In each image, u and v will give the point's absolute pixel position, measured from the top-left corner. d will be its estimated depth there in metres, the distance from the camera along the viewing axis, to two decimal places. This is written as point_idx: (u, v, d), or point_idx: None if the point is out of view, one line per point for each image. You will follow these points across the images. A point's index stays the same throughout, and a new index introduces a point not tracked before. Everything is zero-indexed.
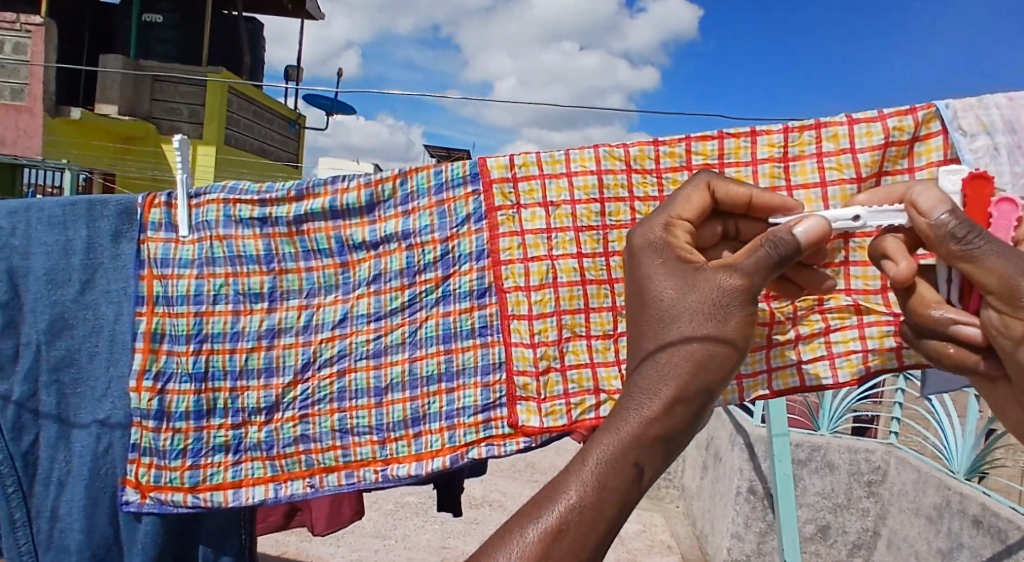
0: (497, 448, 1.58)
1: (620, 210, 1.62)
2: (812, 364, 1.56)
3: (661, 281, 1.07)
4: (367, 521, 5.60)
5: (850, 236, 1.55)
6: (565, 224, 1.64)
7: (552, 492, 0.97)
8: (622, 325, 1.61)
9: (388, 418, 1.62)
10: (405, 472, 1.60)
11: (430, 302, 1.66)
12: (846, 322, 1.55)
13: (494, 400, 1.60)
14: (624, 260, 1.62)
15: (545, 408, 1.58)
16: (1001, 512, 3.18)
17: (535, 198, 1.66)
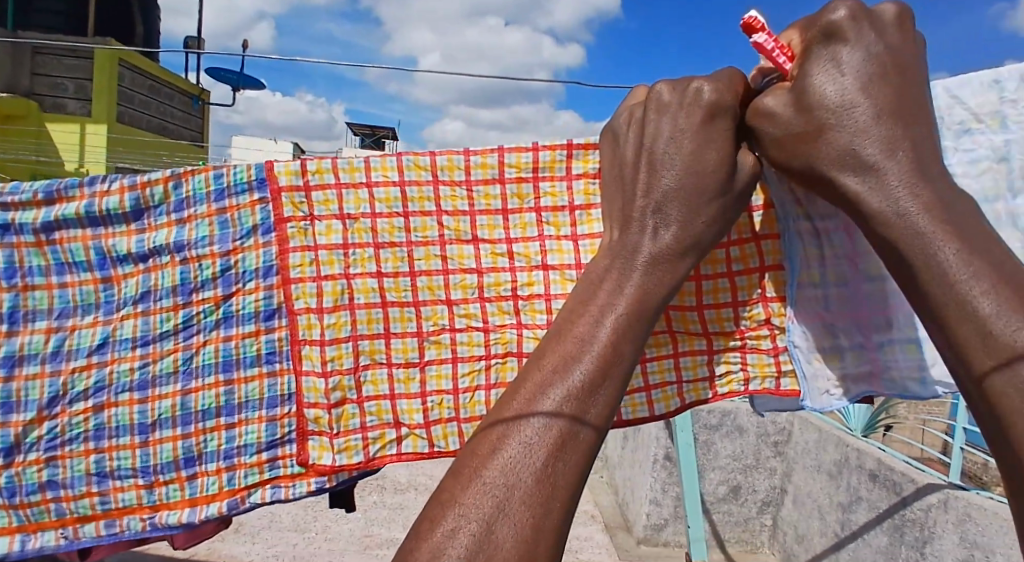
0: (284, 491, 1.36)
1: (427, 224, 1.40)
2: (628, 396, 1.39)
3: (692, 154, 1.11)
4: (284, 514, 5.32)
5: None
6: (364, 240, 1.39)
7: (598, 319, 0.98)
8: (429, 351, 1.38)
9: (156, 459, 1.38)
10: (176, 520, 1.37)
11: (208, 325, 1.38)
12: (660, 353, 1.41)
13: (282, 435, 1.37)
14: (432, 280, 1.39)
15: (339, 444, 1.35)
16: (894, 467, 3.40)
17: (331, 210, 1.39)
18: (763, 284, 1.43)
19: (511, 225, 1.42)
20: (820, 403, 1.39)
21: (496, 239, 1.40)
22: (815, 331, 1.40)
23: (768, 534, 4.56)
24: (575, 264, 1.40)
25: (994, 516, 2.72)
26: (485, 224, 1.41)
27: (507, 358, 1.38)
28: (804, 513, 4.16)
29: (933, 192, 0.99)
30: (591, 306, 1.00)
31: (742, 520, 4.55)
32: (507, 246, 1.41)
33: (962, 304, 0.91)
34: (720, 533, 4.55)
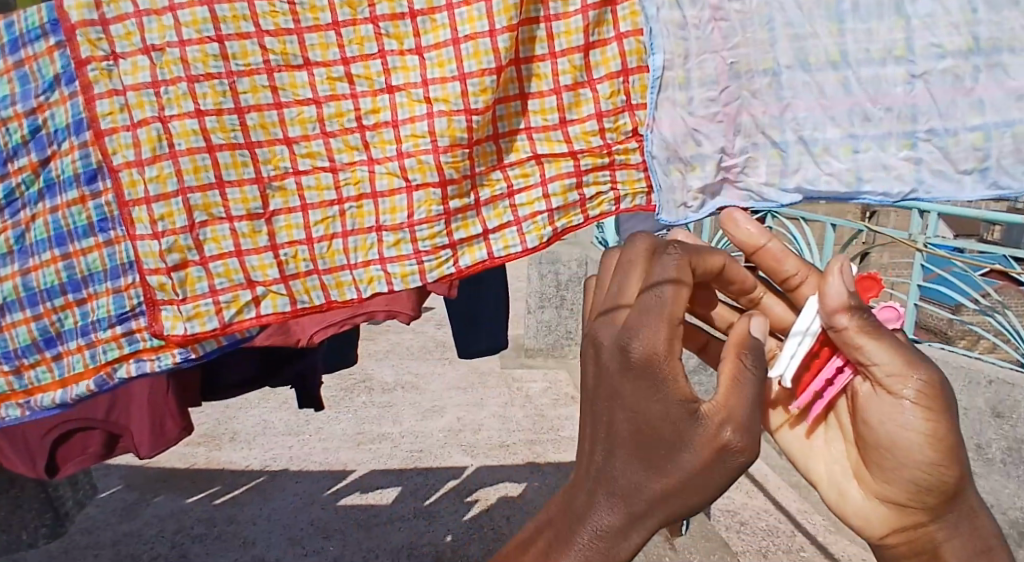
0: (149, 365, 1.32)
1: (247, 49, 1.25)
2: (499, 232, 1.33)
3: (658, 425, 0.90)
4: (278, 421, 5.46)
5: (466, 74, 1.26)
6: (176, 75, 1.24)
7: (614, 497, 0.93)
8: (274, 201, 1.29)
9: (14, 343, 1.34)
10: (50, 401, 1.36)
11: (31, 198, 1.31)
12: (528, 180, 1.32)
13: (132, 307, 1.31)
14: (264, 118, 1.27)
15: (188, 311, 1.26)
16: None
17: (134, 43, 1.23)
18: (628, 91, 1.27)
19: (347, 41, 1.28)
20: (676, 217, 1.28)
21: (331, 61, 1.27)
22: (676, 138, 1.25)
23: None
24: (421, 84, 1.29)
25: (945, 363, 2.95)
26: (317, 43, 1.27)
27: (362, 202, 1.31)
28: None
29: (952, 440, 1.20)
30: (604, 484, 0.94)
31: None
32: (344, 68, 1.28)
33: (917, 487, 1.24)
34: None
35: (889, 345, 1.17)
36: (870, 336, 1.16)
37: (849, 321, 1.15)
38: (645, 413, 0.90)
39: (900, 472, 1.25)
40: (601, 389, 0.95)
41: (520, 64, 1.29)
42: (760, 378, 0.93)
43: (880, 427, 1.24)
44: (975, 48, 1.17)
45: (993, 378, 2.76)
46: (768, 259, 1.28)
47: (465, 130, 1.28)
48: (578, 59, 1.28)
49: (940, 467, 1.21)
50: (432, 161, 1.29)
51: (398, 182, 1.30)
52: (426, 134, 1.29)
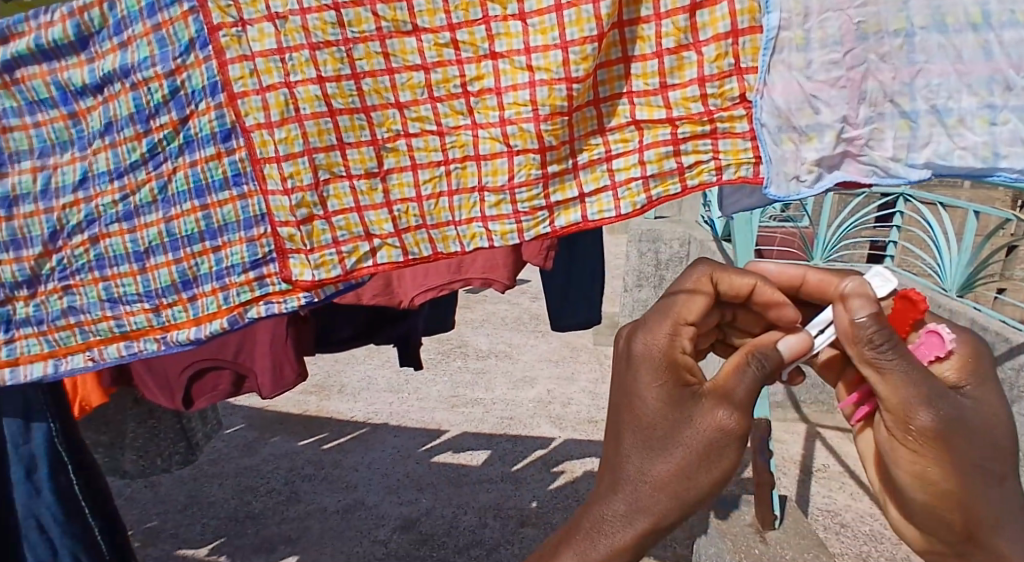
0: (276, 306, 1.43)
1: (361, 17, 1.29)
2: (594, 196, 1.32)
3: (659, 419, 1.20)
4: (380, 378, 5.74)
5: (568, 42, 1.25)
6: (298, 42, 1.30)
7: (633, 485, 1.22)
8: (388, 161, 1.36)
9: (156, 283, 1.50)
10: (186, 337, 1.51)
11: (172, 152, 1.43)
12: (627, 147, 1.28)
13: (263, 255, 1.43)
14: (378, 83, 1.32)
15: (316, 260, 1.38)
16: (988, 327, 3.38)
17: (260, 10, 1.30)
18: (737, 54, 1.19)
19: (452, 7, 1.29)
20: (786, 191, 1.22)
21: (438, 27, 1.29)
22: (791, 105, 1.18)
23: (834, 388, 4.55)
24: (523, 49, 1.28)
25: None
26: (425, 8, 1.29)
27: (466, 163, 1.34)
28: None
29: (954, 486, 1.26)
30: (625, 475, 1.23)
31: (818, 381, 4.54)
32: (450, 34, 1.30)
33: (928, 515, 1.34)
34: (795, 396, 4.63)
35: (896, 381, 1.18)
36: (873, 371, 1.20)
37: (856, 351, 1.21)
38: (648, 409, 1.21)
39: (903, 493, 1.36)
40: (617, 397, 1.27)
41: (623, 26, 1.24)
42: (763, 372, 1.20)
43: (893, 463, 1.32)
44: None
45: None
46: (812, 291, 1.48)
47: (565, 98, 1.27)
48: (683, 21, 1.21)
49: (938, 506, 1.30)
50: (532, 128, 1.29)
51: (499, 147, 1.32)
52: (527, 102, 1.29)
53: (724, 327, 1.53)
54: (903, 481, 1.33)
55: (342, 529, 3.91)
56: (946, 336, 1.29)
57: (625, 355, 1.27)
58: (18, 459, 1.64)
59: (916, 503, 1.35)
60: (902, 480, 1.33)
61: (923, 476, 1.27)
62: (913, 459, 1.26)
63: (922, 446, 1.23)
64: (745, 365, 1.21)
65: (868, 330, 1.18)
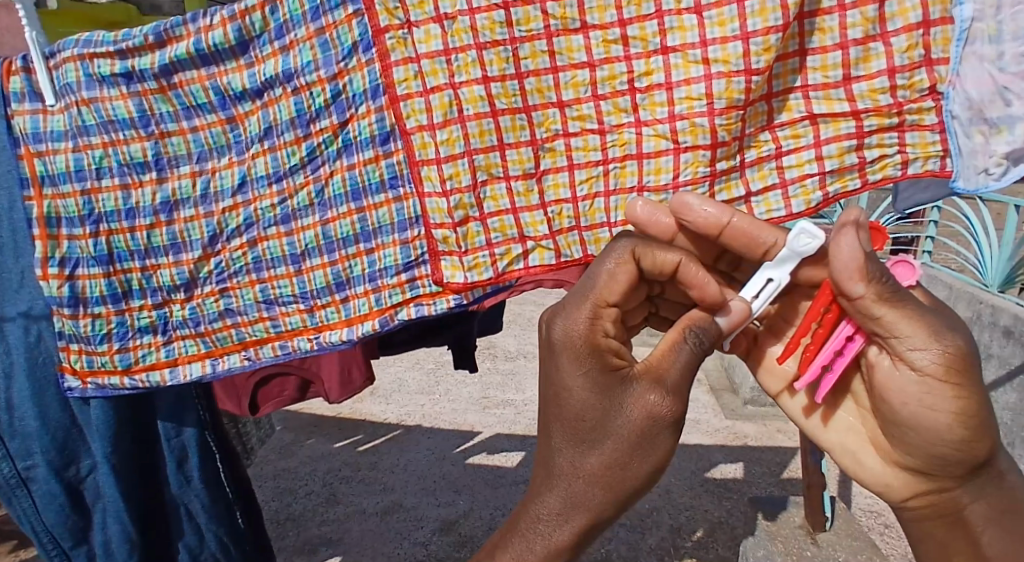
0: (427, 308, 1.41)
1: (530, 15, 1.26)
2: (762, 195, 1.29)
3: (588, 410, 1.09)
4: (411, 379, 5.58)
5: (749, 33, 1.20)
6: (465, 43, 1.28)
7: (564, 484, 1.12)
8: (545, 162, 1.32)
9: (311, 285, 1.52)
10: (338, 338, 1.50)
11: (331, 155, 1.43)
12: (800, 143, 1.26)
13: (416, 257, 1.41)
14: (541, 82, 1.29)
15: (469, 262, 1.35)
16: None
17: (428, 12, 1.29)
18: (928, 45, 1.17)
19: (624, 3, 1.25)
20: (974, 185, 1.18)
21: (608, 23, 1.25)
22: (982, 97, 1.14)
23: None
24: (698, 43, 1.23)
25: None
26: (595, 6, 1.25)
27: (626, 162, 1.30)
28: None
29: (988, 414, 1.16)
30: (555, 473, 1.13)
31: None
32: (620, 30, 1.25)
33: (957, 463, 1.21)
34: None
35: (911, 315, 1.09)
36: (891, 304, 1.08)
37: (867, 290, 1.07)
38: (579, 401, 1.10)
39: (924, 443, 1.21)
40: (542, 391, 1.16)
41: (803, 17, 1.21)
42: (701, 349, 1.09)
43: (923, 412, 1.17)
44: None
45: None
46: (738, 239, 1.18)
47: (743, 91, 1.22)
48: (872, 11, 1.19)
49: (973, 444, 1.18)
50: (705, 123, 1.24)
51: (665, 144, 1.27)
52: (702, 96, 1.24)
53: (654, 299, 1.36)
54: (931, 429, 1.18)
55: (383, 531, 3.84)
56: (915, 264, 1.18)
57: (546, 347, 1.14)
58: (170, 451, 1.80)
59: (938, 452, 1.20)
60: (929, 429, 1.18)
61: (967, 413, 1.14)
62: (954, 394, 1.13)
63: (958, 375, 1.12)
64: (682, 343, 1.09)
65: (877, 263, 1.06)
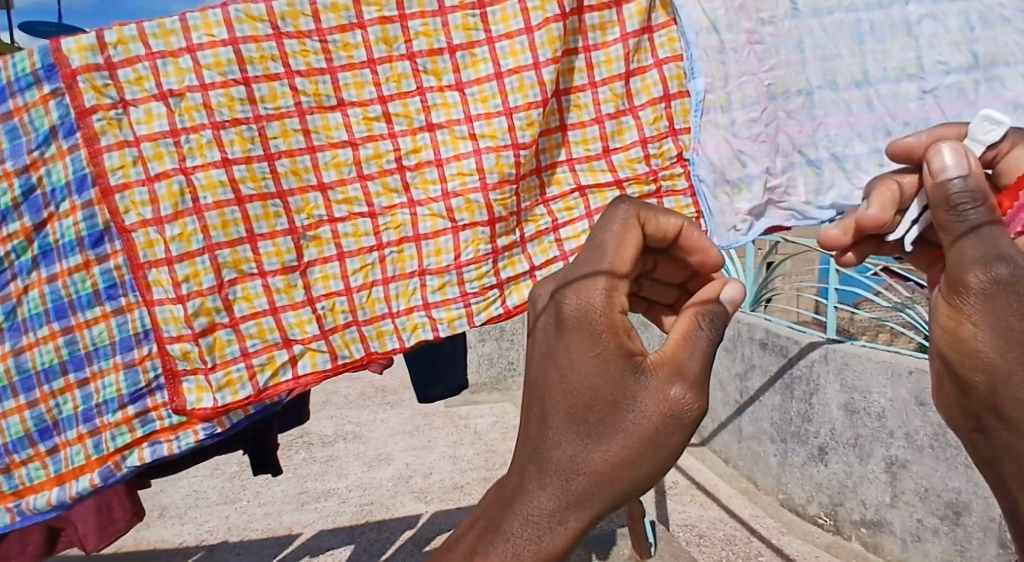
0: (166, 447, 1.16)
1: (276, 92, 1.12)
2: (546, 268, 1.26)
3: (598, 395, 0.79)
4: (211, 489, 4.35)
5: (511, 108, 1.17)
6: (198, 122, 1.10)
7: (560, 479, 0.80)
8: (308, 252, 1.17)
9: (5, 437, 1.18)
10: (46, 501, 1.19)
11: (23, 267, 1.15)
12: (573, 215, 1.26)
13: (148, 384, 1.17)
14: (296, 164, 1.14)
15: (219, 380, 1.13)
16: (781, 331, 3.24)
17: (148, 89, 1.09)
18: (671, 116, 1.25)
19: (383, 80, 1.15)
20: (727, 241, 1.26)
21: (368, 100, 1.14)
22: (723, 160, 1.25)
23: None
24: (464, 119, 1.18)
25: (869, 359, 2.72)
26: (351, 82, 1.14)
27: (403, 246, 1.19)
28: None
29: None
30: (546, 466, 0.81)
31: None
32: (381, 106, 1.15)
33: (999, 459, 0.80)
34: None
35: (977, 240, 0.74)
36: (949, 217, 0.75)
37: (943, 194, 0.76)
38: (578, 378, 0.80)
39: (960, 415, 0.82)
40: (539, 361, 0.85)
41: (559, 95, 1.24)
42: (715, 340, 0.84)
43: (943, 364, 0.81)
44: (974, 64, 1.24)
45: (914, 366, 2.56)
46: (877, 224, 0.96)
47: (513, 165, 1.18)
48: (619, 87, 1.24)
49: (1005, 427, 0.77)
50: (480, 199, 1.19)
51: (443, 223, 1.19)
52: (473, 171, 1.18)
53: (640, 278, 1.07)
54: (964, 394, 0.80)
55: None
56: None
57: (540, 318, 0.86)
58: None
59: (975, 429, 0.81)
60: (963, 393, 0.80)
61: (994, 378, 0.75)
62: (982, 347, 0.75)
63: (988, 322, 0.74)
64: (697, 331, 0.83)
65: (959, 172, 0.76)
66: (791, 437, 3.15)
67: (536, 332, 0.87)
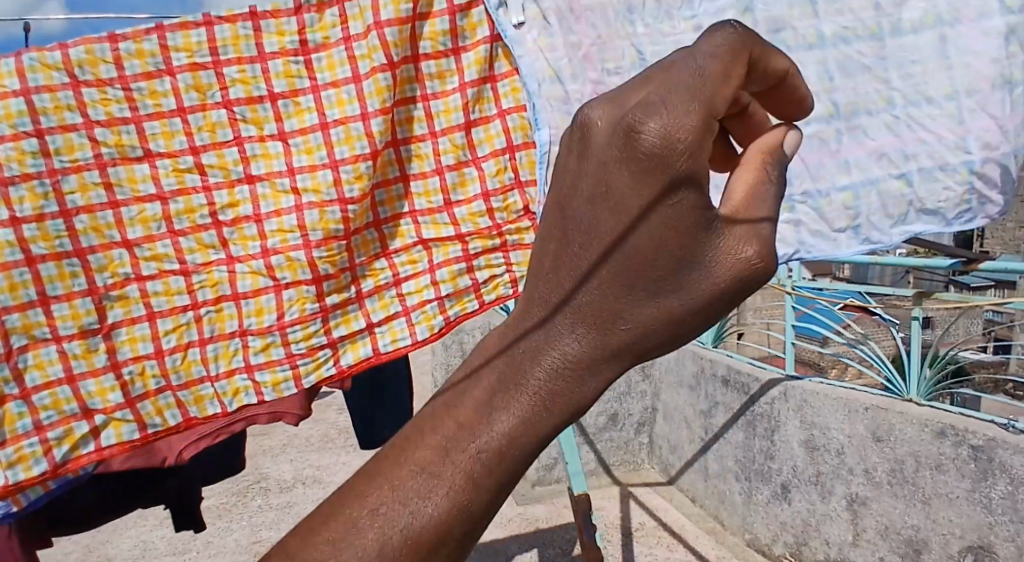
0: None
1: (72, 142, 1.02)
2: (387, 323, 1.17)
3: (657, 246, 0.53)
4: (160, 538, 4.09)
5: (338, 161, 1.11)
6: None
7: (574, 355, 0.55)
8: (113, 312, 1.05)
9: None
10: None
11: None
12: (417, 269, 1.19)
13: None
14: (96, 219, 1.04)
15: (9, 455, 0.98)
16: (741, 368, 3.59)
17: None
18: (516, 168, 1.19)
19: (195, 128, 1.07)
20: None
21: (177, 151, 1.07)
22: None
23: (647, 451, 4.55)
24: (286, 171, 1.11)
25: (825, 397, 2.99)
26: (159, 131, 1.06)
27: (221, 305, 1.10)
28: (673, 428, 4.26)
29: None
30: (557, 334, 0.55)
31: (622, 444, 4.49)
32: (191, 157, 1.07)
33: None
34: (605, 460, 4.47)
35: None
36: None
37: None
38: (625, 210, 0.52)
39: None
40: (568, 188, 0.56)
41: (398, 144, 1.16)
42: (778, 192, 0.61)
43: None
44: (835, 113, 1.29)
45: (868, 404, 2.78)
46: None
47: (340, 221, 1.12)
48: (460, 138, 1.18)
49: None
50: (302, 257, 1.11)
51: (263, 281, 1.11)
52: (295, 228, 1.11)
53: None
54: None
55: None
56: None
57: (593, 120, 0.54)
58: None
59: None
60: None
61: None
62: None
63: None
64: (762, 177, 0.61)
65: None
66: (755, 474, 3.45)
67: (568, 144, 0.56)
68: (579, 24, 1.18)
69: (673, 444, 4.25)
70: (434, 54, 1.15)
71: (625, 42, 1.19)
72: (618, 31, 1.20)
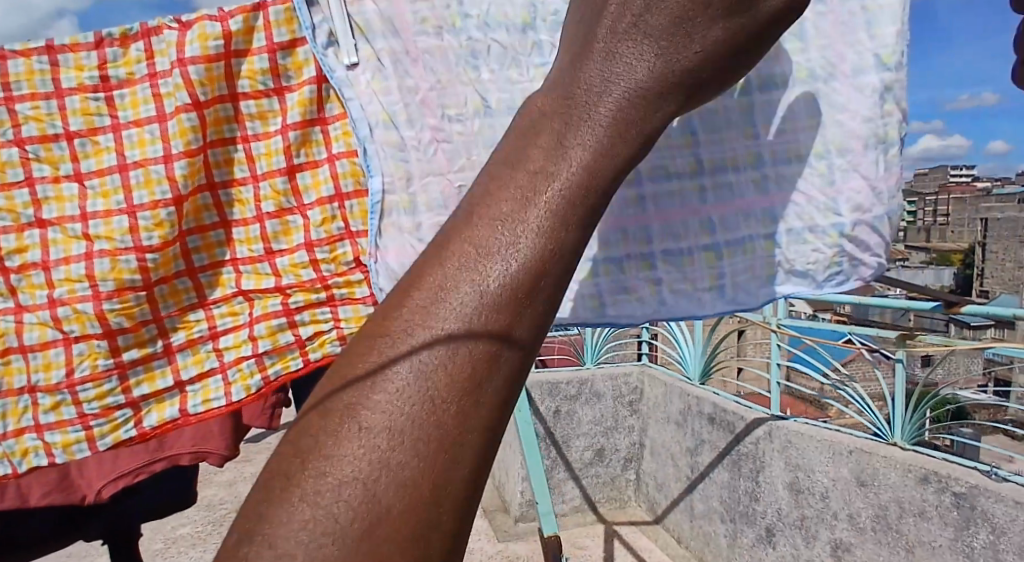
0: None
1: None
2: (201, 383, 1.16)
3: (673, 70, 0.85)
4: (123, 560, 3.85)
5: (135, 207, 1.12)
6: None
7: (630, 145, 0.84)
8: None
9: None
10: None
11: None
12: (238, 321, 1.17)
13: None
14: None
15: None
16: (727, 407, 3.46)
17: None
18: (345, 218, 1.17)
19: None
20: None
21: None
22: (405, 268, 1.15)
23: (632, 489, 4.35)
24: (79, 216, 1.12)
25: (811, 438, 2.89)
26: None
27: (8, 357, 1.10)
28: (660, 465, 4.07)
29: None
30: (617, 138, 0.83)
31: (608, 480, 4.30)
32: None
33: None
34: (590, 496, 4.28)
35: None
36: None
37: None
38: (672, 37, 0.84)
39: None
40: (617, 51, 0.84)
41: (216, 188, 1.15)
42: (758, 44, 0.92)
43: None
44: (699, 170, 1.25)
45: (853, 447, 2.71)
46: None
47: (134, 271, 1.12)
48: (281, 183, 1.16)
49: None
50: (90, 309, 1.11)
51: (51, 333, 1.11)
52: (83, 277, 1.11)
53: None
54: None
55: None
56: None
57: None
58: None
59: None
60: None
61: None
62: None
63: None
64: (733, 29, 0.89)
65: None
66: (740, 517, 3.33)
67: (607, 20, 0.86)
68: (416, 67, 1.16)
69: (661, 482, 4.05)
70: (253, 94, 1.14)
71: (467, 87, 1.17)
72: (459, 76, 1.17)
